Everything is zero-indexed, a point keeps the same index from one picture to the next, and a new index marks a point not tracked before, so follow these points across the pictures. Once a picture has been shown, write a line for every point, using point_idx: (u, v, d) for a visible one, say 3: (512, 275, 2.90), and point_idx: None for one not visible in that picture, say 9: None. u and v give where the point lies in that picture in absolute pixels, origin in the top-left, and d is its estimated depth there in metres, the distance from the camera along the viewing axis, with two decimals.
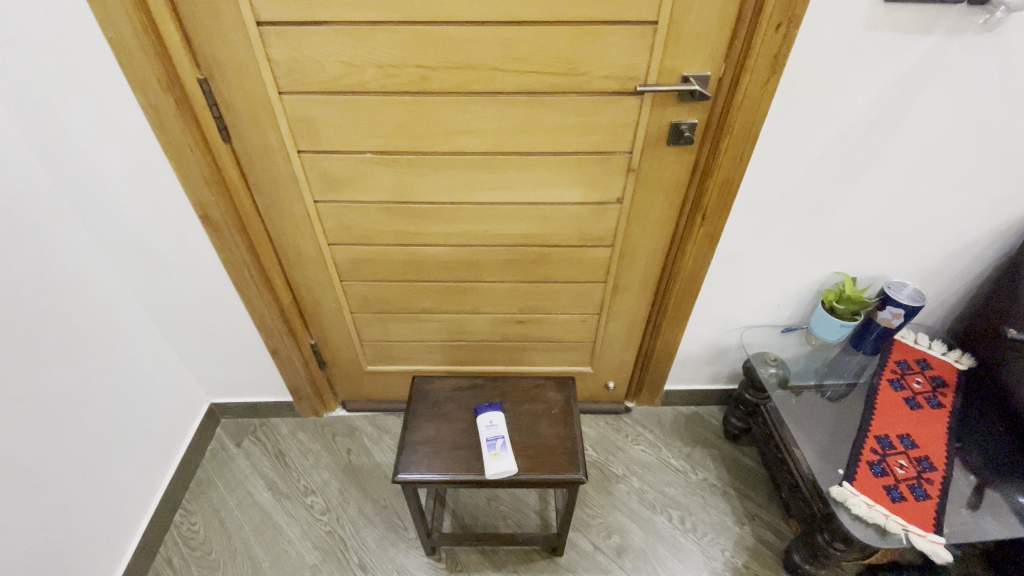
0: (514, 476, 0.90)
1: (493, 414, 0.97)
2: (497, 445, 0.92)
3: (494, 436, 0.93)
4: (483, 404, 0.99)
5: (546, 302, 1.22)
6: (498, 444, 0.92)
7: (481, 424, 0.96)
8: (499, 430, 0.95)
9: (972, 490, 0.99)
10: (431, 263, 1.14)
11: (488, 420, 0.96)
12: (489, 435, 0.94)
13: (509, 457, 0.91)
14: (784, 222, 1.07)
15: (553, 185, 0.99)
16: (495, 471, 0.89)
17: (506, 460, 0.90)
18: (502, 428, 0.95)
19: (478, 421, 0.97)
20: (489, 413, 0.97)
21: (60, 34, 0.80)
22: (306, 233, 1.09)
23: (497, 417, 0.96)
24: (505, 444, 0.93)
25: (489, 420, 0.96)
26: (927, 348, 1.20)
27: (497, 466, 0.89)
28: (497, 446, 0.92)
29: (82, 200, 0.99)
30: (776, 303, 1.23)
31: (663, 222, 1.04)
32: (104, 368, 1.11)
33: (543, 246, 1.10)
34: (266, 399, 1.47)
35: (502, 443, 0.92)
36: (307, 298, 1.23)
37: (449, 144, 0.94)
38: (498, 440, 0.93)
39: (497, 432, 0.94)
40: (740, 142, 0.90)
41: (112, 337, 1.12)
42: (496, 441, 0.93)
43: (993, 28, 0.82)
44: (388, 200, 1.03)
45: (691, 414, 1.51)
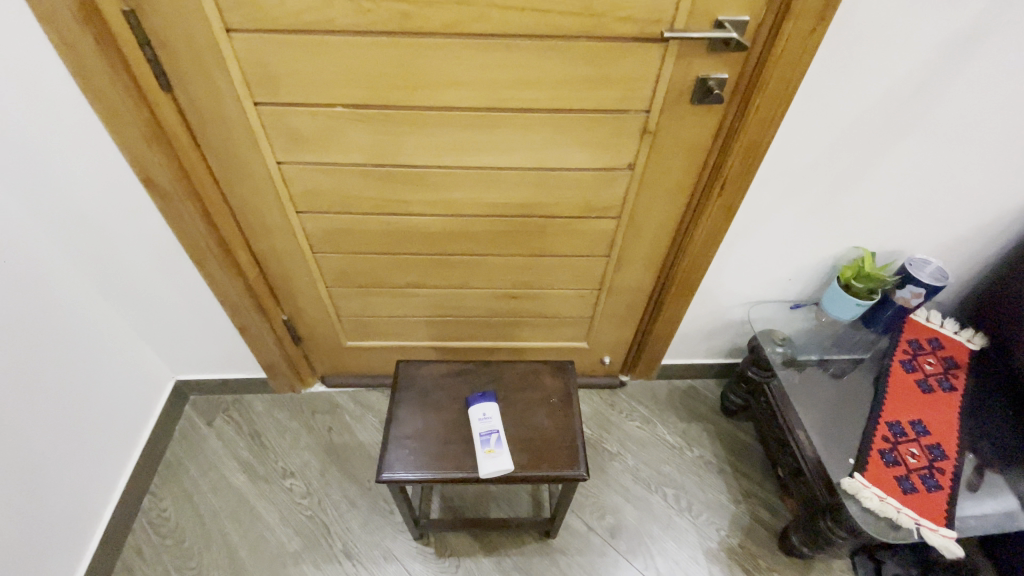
0: (511, 474, 0.83)
1: (486, 405, 0.89)
2: (492, 441, 0.84)
3: (489, 431, 0.86)
4: (475, 394, 0.90)
5: (543, 276, 1.12)
6: (493, 440, 0.85)
7: (473, 416, 0.88)
8: (493, 423, 0.87)
9: (973, 471, 0.96)
10: (415, 234, 1.02)
11: (480, 412, 0.88)
12: (483, 430, 0.86)
13: (505, 454, 0.83)
14: (808, 193, 0.97)
15: (555, 148, 0.86)
16: (489, 471, 0.82)
17: (502, 458, 0.83)
18: (496, 421, 0.87)
19: (469, 413, 0.88)
20: (481, 404, 0.89)
21: None
22: (271, 199, 0.96)
23: (491, 408, 0.88)
24: (500, 439, 0.85)
25: (481, 412, 0.88)
26: (939, 327, 1.14)
27: (491, 464, 0.82)
28: (492, 443, 0.84)
29: None
30: (787, 278, 1.15)
31: (677, 191, 0.93)
32: (55, 357, 0.99)
33: (541, 217, 0.98)
34: (238, 375, 1.36)
35: (497, 439, 0.85)
36: (276, 271, 1.10)
37: (435, 98, 0.79)
38: (492, 435, 0.85)
39: (491, 427, 0.86)
40: (773, 101, 0.78)
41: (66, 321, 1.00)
42: (491, 436, 0.85)
43: None
44: (365, 162, 0.89)
45: (687, 388, 1.46)
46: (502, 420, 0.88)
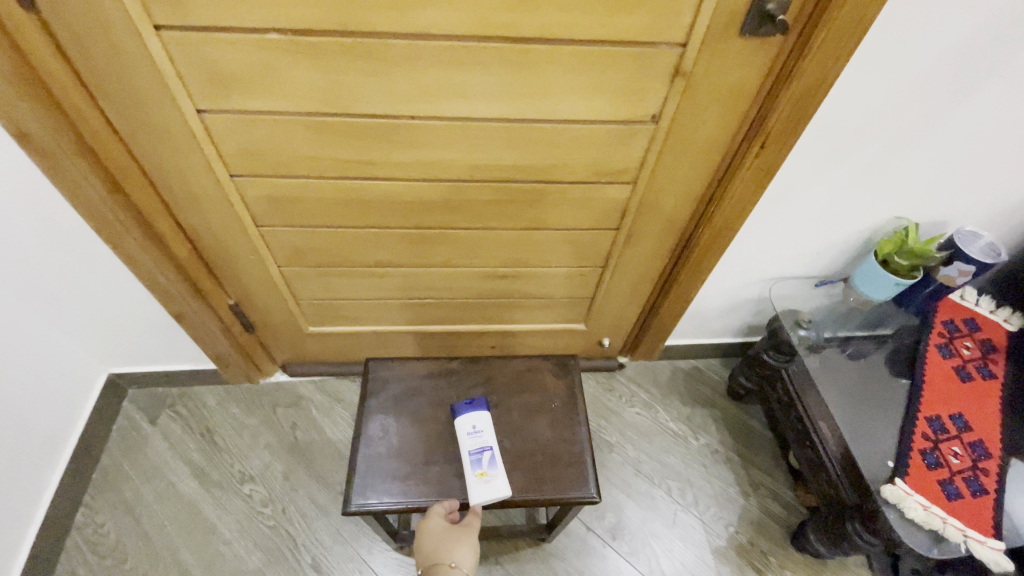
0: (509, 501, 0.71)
1: (477, 413, 0.76)
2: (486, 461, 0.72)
3: (481, 448, 0.73)
4: (463, 402, 0.78)
5: (538, 253, 0.95)
6: (487, 460, 0.72)
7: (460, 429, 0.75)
8: (485, 438, 0.74)
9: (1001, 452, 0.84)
10: (383, 204, 0.83)
11: (469, 425, 0.75)
12: (473, 447, 0.73)
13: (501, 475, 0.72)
14: (856, 153, 0.82)
15: (561, 94, 0.67)
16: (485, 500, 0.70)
17: (499, 482, 0.71)
18: (489, 435, 0.74)
19: (456, 425, 0.75)
20: (470, 414, 0.76)
21: None
22: (198, 159, 0.75)
23: (482, 419, 0.75)
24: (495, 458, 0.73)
25: (470, 425, 0.75)
26: (974, 306, 1.02)
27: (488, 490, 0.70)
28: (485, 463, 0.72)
29: None
30: (816, 252, 1.01)
31: (707, 151, 0.76)
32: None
33: (540, 182, 0.80)
34: (183, 365, 1.17)
35: (492, 458, 0.72)
36: (215, 248, 0.90)
37: (405, 23, 0.59)
38: (486, 453, 0.73)
39: (484, 442, 0.74)
40: (846, 33, 0.61)
41: None
42: (484, 454, 0.73)
43: None
44: (315, 112, 0.69)
45: (690, 368, 1.34)
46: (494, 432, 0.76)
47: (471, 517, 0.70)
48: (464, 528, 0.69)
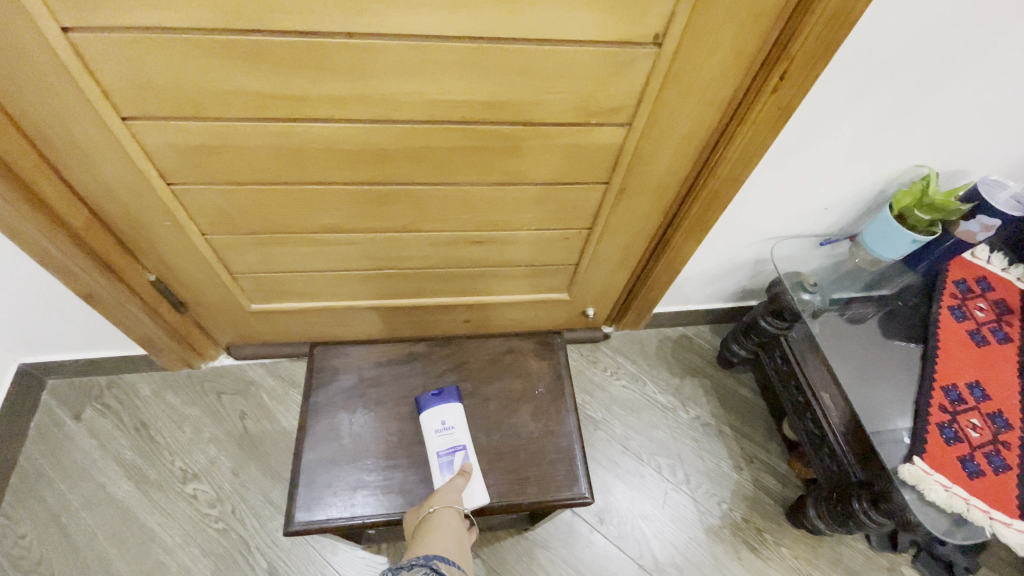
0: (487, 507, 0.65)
1: (448, 408, 0.67)
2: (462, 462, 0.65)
3: (454, 447, 0.65)
4: (430, 393, 0.68)
5: (515, 213, 0.81)
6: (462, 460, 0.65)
7: (427, 424, 0.67)
8: (458, 436, 0.66)
9: None
10: (324, 155, 0.68)
11: (438, 421, 0.67)
12: (444, 447, 0.65)
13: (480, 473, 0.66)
14: (886, 88, 0.70)
15: (545, 4, 0.52)
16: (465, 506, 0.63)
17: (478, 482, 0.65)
18: (462, 433, 0.67)
19: (423, 421, 0.67)
20: (440, 408, 0.67)
21: None
22: (74, 95, 0.57)
23: (452, 414, 0.67)
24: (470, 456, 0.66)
25: (439, 421, 0.67)
26: (986, 264, 0.96)
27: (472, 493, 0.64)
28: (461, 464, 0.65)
29: None
30: (824, 207, 0.90)
31: (718, 85, 0.63)
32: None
33: (517, 125, 0.66)
34: (108, 352, 1.01)
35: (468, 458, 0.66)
36: (119, 212, 0.74)
37: None
38: (460, 453, 0.65)
39: (457, 442, 0.66)
40: None
41: None
42: (459, 454, 0.65)
43: None
44: (221, 28, 0.52)
45: (679, 337, 1.25)
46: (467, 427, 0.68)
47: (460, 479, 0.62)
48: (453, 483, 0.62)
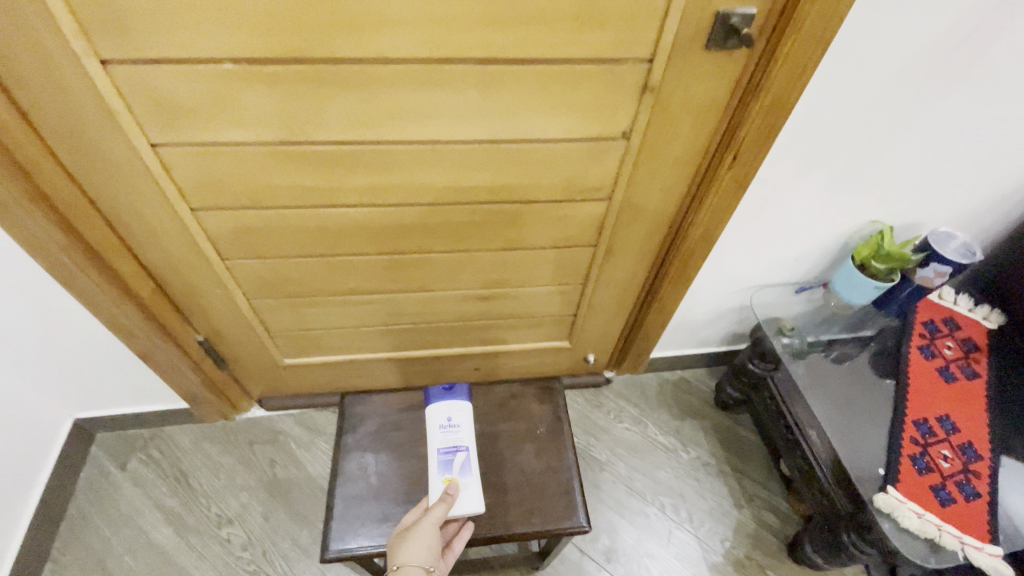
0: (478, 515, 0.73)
1: (456, 406, 0.76)
2: (461, 465, 0.73)
3: (455, 446, 0.74)
4: (440, 391, 0.77)
5: (517, 273, 0.93)
6: (462, 462, 0.73)
7: (436, 416, 0.76)
8: (461, 435, 0.75)
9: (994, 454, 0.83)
10: (354, 231, 0.81)
11: (445, 417, 0.76)
12: (445, 443, 0.74)
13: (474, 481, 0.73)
14: (829, 160, 0.81)
15: (531, 114, 0.66)
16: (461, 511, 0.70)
17: (473, 490, 0.72)
18: (465, 433, 0.75)
19: (432, 415, 0.76)
20: (448, 405, 0.76)
21: None
22: (156, 194, 0.71)
23: (458, 412, 0.76)
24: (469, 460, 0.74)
25: (446, 416, 0.76)
26: (953, 305, 1.04)
27: (466, 501, 0.71)
28: (459, 469, 0.72)
29: None
30: (795, 258, 1.01)
31: (681, 166, 0.75)
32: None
33: (515, 203, 0.78)
34: (153, 406, 1.12)
35: (467, 461, 0.73)
36: (179, 284, 0.86)
37: (363, 49, 0.57)
38: (461, 454, 0.73)
39: (460, 442, 0.74)
40: (807, 44, 0.60)
41: None
42: (460, 455, 0.73)
43: None
44: (276, 140, 0.66)
45: (678, 380, 1.32)
46: (471, 428, 0.76)
47: (443, 507, 0.67)
48: (434, 519, 0.66)
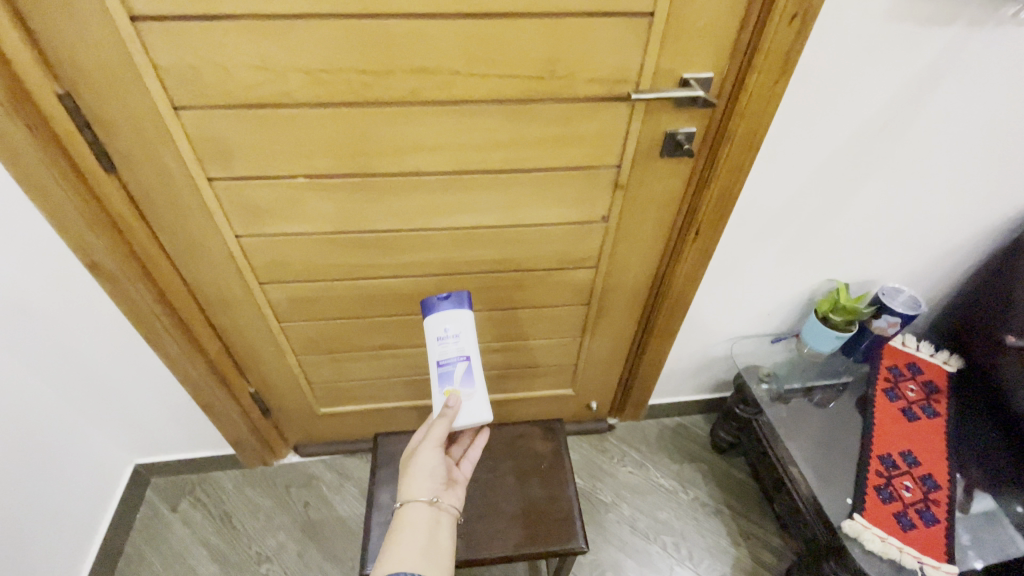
0: (488, 422, 0.82)
1: (454, 314, 0.84)
2: (462, 375, 0.81)
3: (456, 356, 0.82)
4: (439, 300, 0.85)
5: (523, 328, 1.08)
6: (463, 373, 0.81)
7: (436, 328, 0.84)
8: (461, 344, 0.83)
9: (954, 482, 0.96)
10: (387, 297, 0.98)
11: (443, 328, 0.83)
12: (445, 355, 0.83)
13: (477, 392, 0.82)
14: (780, 233, 0.97)
15: (528, 205, 0.84)
16: (467, 421, 0.81)
17: (476, 399, 0.81)
18: (464, 342, 0.83)
19: (431, 327, 0.84)
20: (445, 314, 0.84)
21: None
22: (233, 272, 0.90)
23: (455, 323, 0.83)
24: (470, 369, 0.82)
25: (445, 327, 0.84)
26: (915, 351, 1.15)
27: (470, 411, 0.81)
28: (461, 379, 0.81)
29: None
30: (767, 312, 1.15)
31: (654, 239, 0.92)
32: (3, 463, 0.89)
33: (519, 272, 0.95)
34: (203, 453, 1.26)
35: (467, 371, 0.82)
36: (240, 343, 1.03)
37: (401, 164, 0.77)
38: (462, 364, 0.82)
39: (462, 350, 0.82)
40: (739, 153, 0.78)
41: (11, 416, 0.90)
42: (460, 365, 0.82)
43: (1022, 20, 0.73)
44: (330, 230, 0.85)
45: (676, 426, 1.43)
46: (469, 337, 0.84)
47: (441, 425, 0.77)
48: (433, 441, 0.76)
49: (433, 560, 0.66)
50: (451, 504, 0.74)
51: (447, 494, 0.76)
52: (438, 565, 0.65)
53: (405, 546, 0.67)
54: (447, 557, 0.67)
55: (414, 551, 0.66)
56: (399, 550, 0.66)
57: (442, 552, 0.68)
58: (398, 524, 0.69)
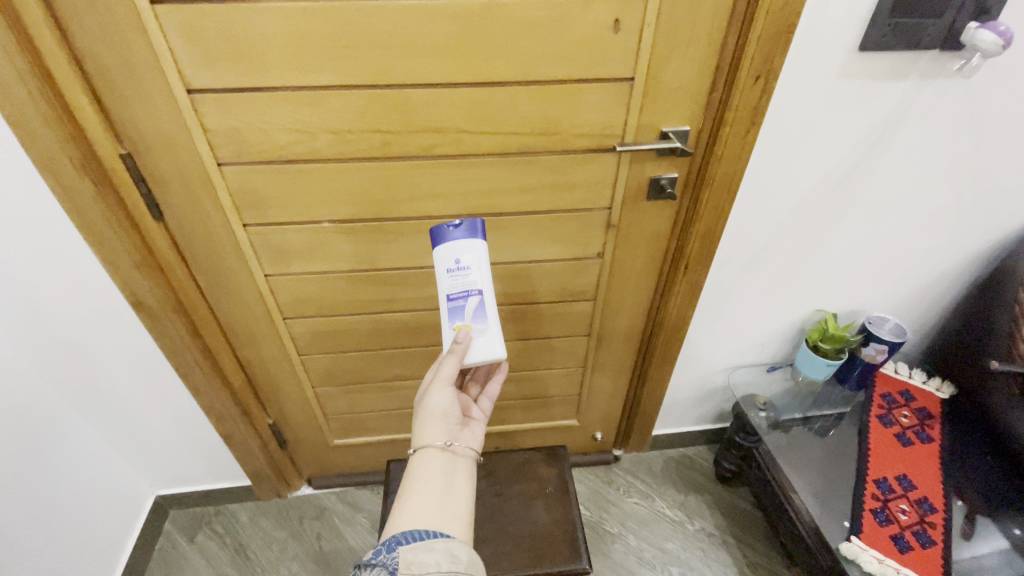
0: (503, 359, 0.74)
1: (465, 245, 0.72)
2: (473, 311, 0.72)
3: (467, 289, 0.71)
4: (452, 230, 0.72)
5: (527, 358, 1.15)
6: (474, 308, 0.72)
7: (445, 259, 0.73)
8: (471, 278, 0.71)
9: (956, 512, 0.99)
10: (401, 329, 1.06)
11: (453, 259, 0.72)
12: (456, 289, 0.71)
13: (491, 326, 0.73)
14: (764, 266, 1.04)
15: (530, 243, 0.93)
16: (482, 358, 0.72)
17: (490, 337, 0.72)
18: (475, 276, 0.71)
19: (439, 259, 0.73)
20: (454, 246, 0.72)
21: None
22: (260, 308, 0.98)
23: (466, 254, 0.72)
24: (483, 303, 0.72)
25: (454, 258, 0.72)
26: (908, 378, 1.20)
27: (484, 348, 0.72)
28: (472, 315, 0.72)
29: None
30: (760, 342, 1.20)
31: (647, 273, 1.00)
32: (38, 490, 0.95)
33: (522, 305, 1.03)
34: (221, 484, 1.31)
35: (480, 306, 0.72)
36: (263, 376, 1.10)
37: (415, 209, 0.87)
38: (474, 298, 0.71)
39: (473, 283, 0.71)
40: (719, 195, 0.87)
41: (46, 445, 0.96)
42: (472, 300, 0.71)
43: (969, 74, 0.80)
44: (351, 269, 0.94)
45: (680, 457, 1.45)
46: (481, 269, 0.72)
47: (451, 363, 0.71)
48: (443, 380, 0.70)
49: (449, 512, 0.59)
50: (468, 446, 0.69)
51: (463, 436, 0.70)
52: (454, 519, 0.59)
53: (419, 499, 0.60)
54: (465, 506, 0.61)
55: (428, 506, 0.59)
56: (412, 502, 0.60)
57: (459, 504, 0.61)
58: (410, 471, 0.63)
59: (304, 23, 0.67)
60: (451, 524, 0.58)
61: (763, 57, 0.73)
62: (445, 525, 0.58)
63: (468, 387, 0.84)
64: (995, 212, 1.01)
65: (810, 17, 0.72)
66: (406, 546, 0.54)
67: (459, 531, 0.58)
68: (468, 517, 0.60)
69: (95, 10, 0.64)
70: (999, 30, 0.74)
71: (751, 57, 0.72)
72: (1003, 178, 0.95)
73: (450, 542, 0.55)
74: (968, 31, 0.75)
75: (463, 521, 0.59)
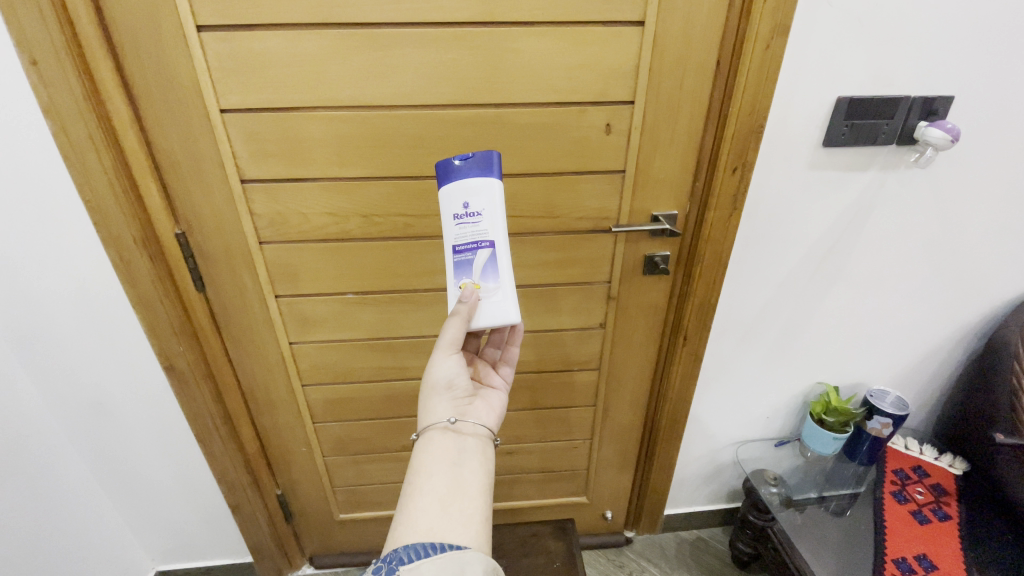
0: (515, 323, 0.70)
1: (477, 185, 0.68)
2: (484, 267, 0.68)
3: (477, 241, 0.68)
4: (463, 168, 0.68)
5: (534, 428, 1.17)
6: (485, 264, 0.68)
7: (453, 203, 0.69)
8: (482, 226, 0.68)
9: None
10: (412, 397, 1.10)
11: (462, 203, 0.68)
12: (463, 238, 0.68)
13: (503, 287, 0.69)
14: (761, 338, 1.08)
15: (536, 315, 1.00)
16: (489, 320, 0.69)
17: (500, 297, 0.69)
18: (486, 224, 0.68)
19: (447, 203, 0.69)
20: (464, 186, 0.68)
21: (47, 208, 0.79)
22: (280, 374, 1.04)
23: (476, 198, 0.68)
24: (493, 258, 0.68)
25: (464, 202, 0.68)
26: (920, 454, 1.20)
27: (493, 311, 0.69)
28: (482, 272, 0.68)
29: (45, 363, 0.93)
30: (765, 415, 1.21)
31: (648, 344, 1.05)
32: (48, 555, 0.96)
33: (529, 374, 1.08)
34: (221, 560, 1.28)
35: (490, 261, 0.68)
36: (278, 443, 1.13)
37: (431, 282, 0.95)
38: (484, 251, 0.68)
39: (483, 232, 0.68)
40: (711, 270, 0.94)
41: (59, 508, 0.99)
42: (482, 253, 0.68)
43: (925, 163, 0.89)
44: (369, 338, 1.01)
45: (694, 539, 1.40)
46: (493, 216, 0.68)
47: (455, 325, 0.67)
48: (448, 346, 0.67)
49: (457, 513, 0.55)
50: (478, 424, 0.66)
51: (473, 410, 0.68)
52: (463, 522, 0.55)
53: (425, 498, 0.56)
54: (475, 503, 0.57)
55: (433, 507, 0.55)
56: (416, 504, 0.56)
57: (468, 501, 0.57)
58: (416, 458, 0.61)
59: (344, 128, 0.80)
60: (460, 528, 0.54)
61: (738, 151, 0.83)
62: (453, 531, 0.54)
63: (490, 351, 0.81)
64: (975, 287, 1.07)
65: (775, 121, 0.84)
66: (408, 564, 0.49)
67: (468, 536, 0.54)
68: (478, 517, 0.56)
69: (175, 118, 0.77)
70: (946, 128, 0.83)
71: (727, 151, 0.83)
72: (976, 256, 1.02)
73: (459, 554, 0.51)
74: (918, 130, 0.85)
75: (473, 524, 0.55)
